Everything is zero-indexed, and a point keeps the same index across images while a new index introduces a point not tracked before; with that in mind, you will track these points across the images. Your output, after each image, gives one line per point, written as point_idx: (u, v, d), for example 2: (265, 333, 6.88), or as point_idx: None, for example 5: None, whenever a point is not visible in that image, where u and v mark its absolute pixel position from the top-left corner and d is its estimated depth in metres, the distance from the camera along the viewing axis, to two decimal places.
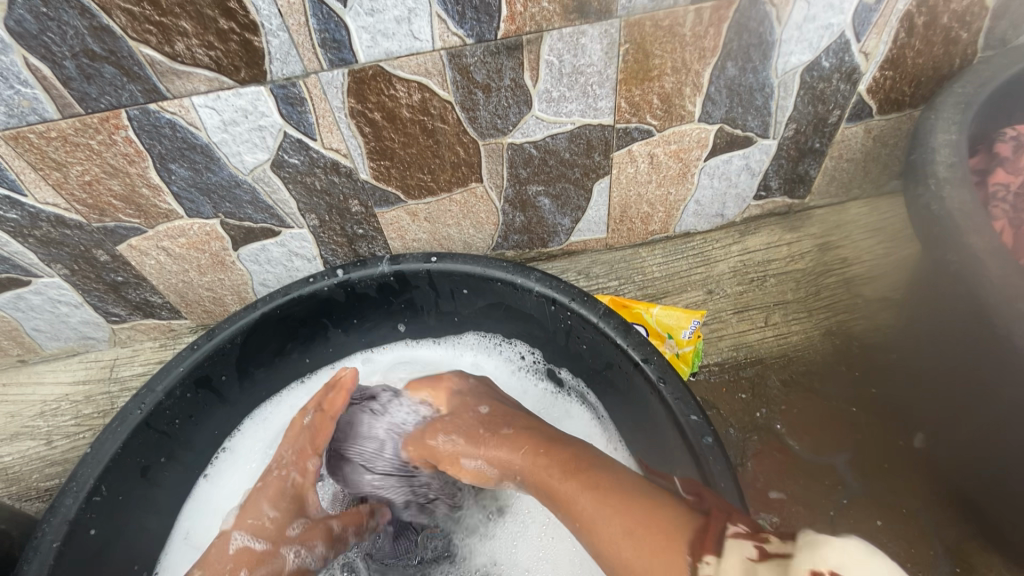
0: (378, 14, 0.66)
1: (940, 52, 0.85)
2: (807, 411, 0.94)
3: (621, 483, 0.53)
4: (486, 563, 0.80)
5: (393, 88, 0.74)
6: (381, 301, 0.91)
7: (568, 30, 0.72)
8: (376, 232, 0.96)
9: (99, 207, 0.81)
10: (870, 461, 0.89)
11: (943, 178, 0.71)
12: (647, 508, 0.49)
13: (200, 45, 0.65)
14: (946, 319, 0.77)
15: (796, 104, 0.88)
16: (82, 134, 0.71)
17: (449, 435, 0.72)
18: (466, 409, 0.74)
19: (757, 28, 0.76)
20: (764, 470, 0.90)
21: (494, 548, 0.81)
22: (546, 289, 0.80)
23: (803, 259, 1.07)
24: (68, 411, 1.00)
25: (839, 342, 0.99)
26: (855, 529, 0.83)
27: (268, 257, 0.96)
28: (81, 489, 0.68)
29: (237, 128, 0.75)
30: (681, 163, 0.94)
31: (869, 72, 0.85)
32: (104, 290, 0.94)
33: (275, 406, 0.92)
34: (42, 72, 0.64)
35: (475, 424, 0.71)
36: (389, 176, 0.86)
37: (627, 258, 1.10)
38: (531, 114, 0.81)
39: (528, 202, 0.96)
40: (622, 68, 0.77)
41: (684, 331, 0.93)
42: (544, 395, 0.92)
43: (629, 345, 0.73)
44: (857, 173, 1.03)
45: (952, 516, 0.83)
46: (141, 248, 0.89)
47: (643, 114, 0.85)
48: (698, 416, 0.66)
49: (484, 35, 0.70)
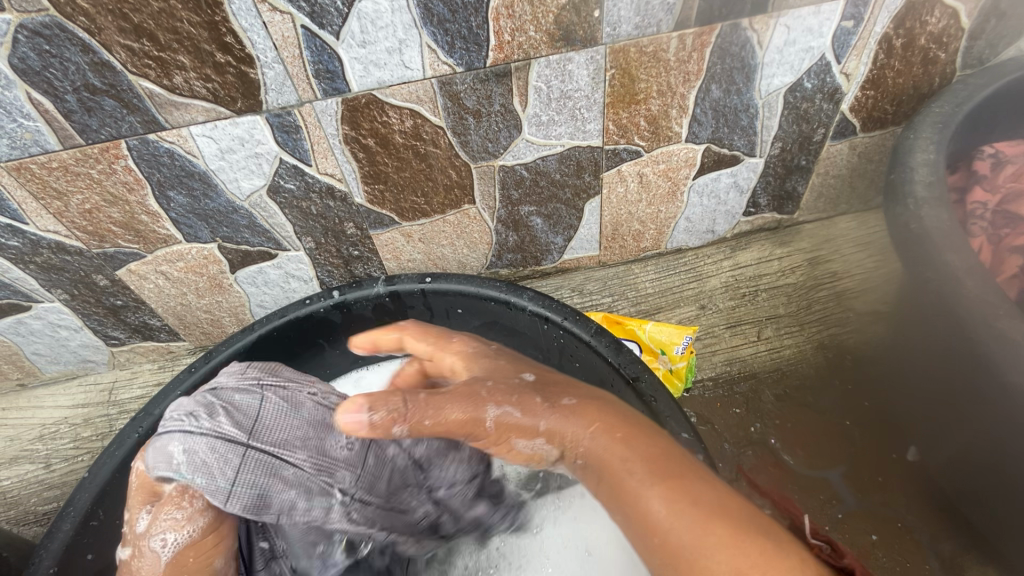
0: (370, 46, 0.68)
1: (919, 72, 0.87)
2: (801, 424, 0.95)
3: (728, 506, 0.44)
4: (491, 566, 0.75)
5: (386, 115, 0.76)
6: (377, 322, 0.92)
7: (555, 57, 0.74)
8: (371, 253, 0.98)
9: (99, 234, 0.83)
10: (863, 475, 0.89)
11: (921, 198, 0.73)
12: (767, 551, 0.41)
13: (197, 78, 0.67)
14: (930, 336, 0.78)
15: (781, 124, 0.90)
16: (82, 164, 0.73)
17: (501, 405, 0.54)
18: (505, 374, 0.59)
19: (740, 52, 0.78)
20: (759, 485, 0.90)
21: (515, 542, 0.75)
22: (538, 307, 0.81)
23: (794, 273, 1.08)
24: (66, 434, 1.00)
25: (832, 355, 1.00)
26: (850, 544, 0.83)
27: (265, 279, 0.97)
28: (77, 515, 0.69)
29: (234, 155, 0.76)
30: (670, 182, 0.96)
31: (851, 92, 0.88)
32: (103, 314, 0.96)
33: None
34: (44, 106, 0.66)
35: (523, 391, 0.56)
36: (383, 199, 0.88)
37: (619, 275, 1.11)
38: (521, 138, 0.83)
39: (521, 222, 0.98)
40: (609, 93, 0.79)
41: (677, 346, 0.93)
42: None
43: (620, 362, 0.75)
44: (844, 189, 1.05)
45: (945, 530, 0.83)
46: (140, 273, 0.91)
47: (631, 135, 0.86)
48: (689, 434, 0.66)
49: (473, 64, 0.72)
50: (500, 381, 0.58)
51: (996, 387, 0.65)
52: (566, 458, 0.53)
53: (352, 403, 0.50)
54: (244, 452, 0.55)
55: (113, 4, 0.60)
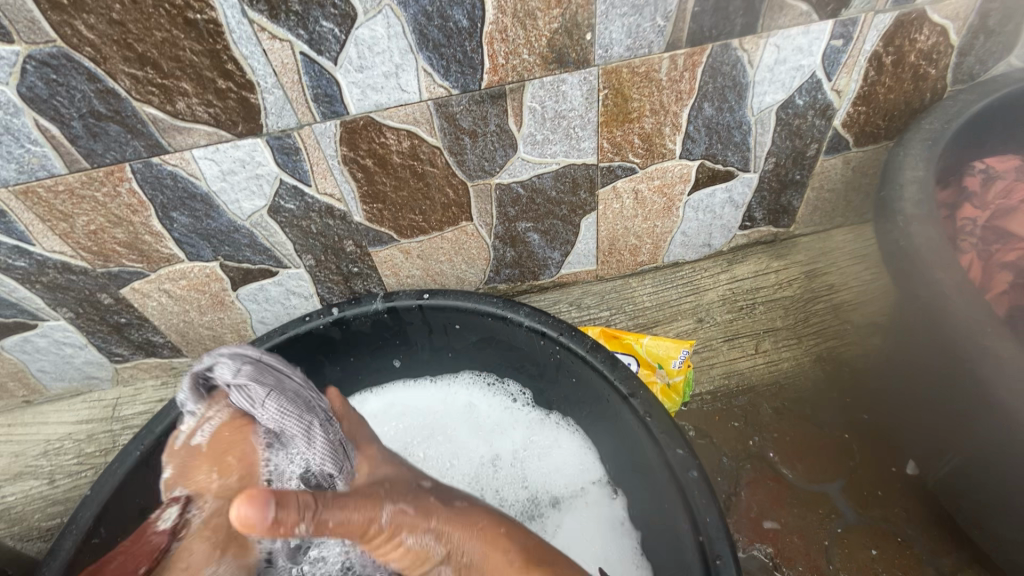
0: (367, 70, 0.70)
1: (910, 88, 0.88)
2: (799, 438, 0.95)
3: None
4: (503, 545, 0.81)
5: (384, 136, 0.78)
6: (375, 338, 0.93)
7: (549, 79, 0.75)
8: (370, 270, 0.99)
9: (103, 254, 0.84)
10: (862, 489, 0.89)
11: (911, 214, 0.73)
12: None
13: (199, 104, 0.69)
14: (922, 353, 0.78)
15: (774, 140, 0.91)
16: (88, 186, 0.75)
17: (396, 504, 0.51)
18: (404, 479, 0.56)
19: (731, 71, 0.79)
20: (758, 500, 0.90)
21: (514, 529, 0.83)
22: (534, 323, 0.82)
23: (791, 286, 1.09)
24: (70, 450, 1.02)
25: (830, 368, 1.00)
26: (850, 558, 0.83)
27: (266, 296, 0.98)
28: (79, 532, 0.69)
29: (235, 177, 0.78)
30: (666, 198, 0.97)
31: (842, 108, 0.89)
32: (108, 331, 0.97)
33: None
34: (51, 132, 0.68)
35: (419, 492, 0.54)
36: (382, 218, 0.90)
37: (617, 288, 1.12)
38: (517, 156, 0.84)
39: (518, 238, 0.99)
40: (602, 112, 0.81)
41: (674, 360, 0.94)
42: (535, 429, 0.91)
43: (615, 378, 0.75)
44: (839, 203, 1.06)
45: (945, 544, 0.82)
46: (143, 291, 0.92)
47: (625, 153, 0.88)
48: (684, 450, 0.67)
49: (468, 86, 0.74)
50: (396, 484, 0.55)
51: (986, 404, 0.66)
52: (451, 560, 0.52)
53: (257, 495, 0.41)
54: (258, 356, 0.66)
55: (118, 34, 0.62)
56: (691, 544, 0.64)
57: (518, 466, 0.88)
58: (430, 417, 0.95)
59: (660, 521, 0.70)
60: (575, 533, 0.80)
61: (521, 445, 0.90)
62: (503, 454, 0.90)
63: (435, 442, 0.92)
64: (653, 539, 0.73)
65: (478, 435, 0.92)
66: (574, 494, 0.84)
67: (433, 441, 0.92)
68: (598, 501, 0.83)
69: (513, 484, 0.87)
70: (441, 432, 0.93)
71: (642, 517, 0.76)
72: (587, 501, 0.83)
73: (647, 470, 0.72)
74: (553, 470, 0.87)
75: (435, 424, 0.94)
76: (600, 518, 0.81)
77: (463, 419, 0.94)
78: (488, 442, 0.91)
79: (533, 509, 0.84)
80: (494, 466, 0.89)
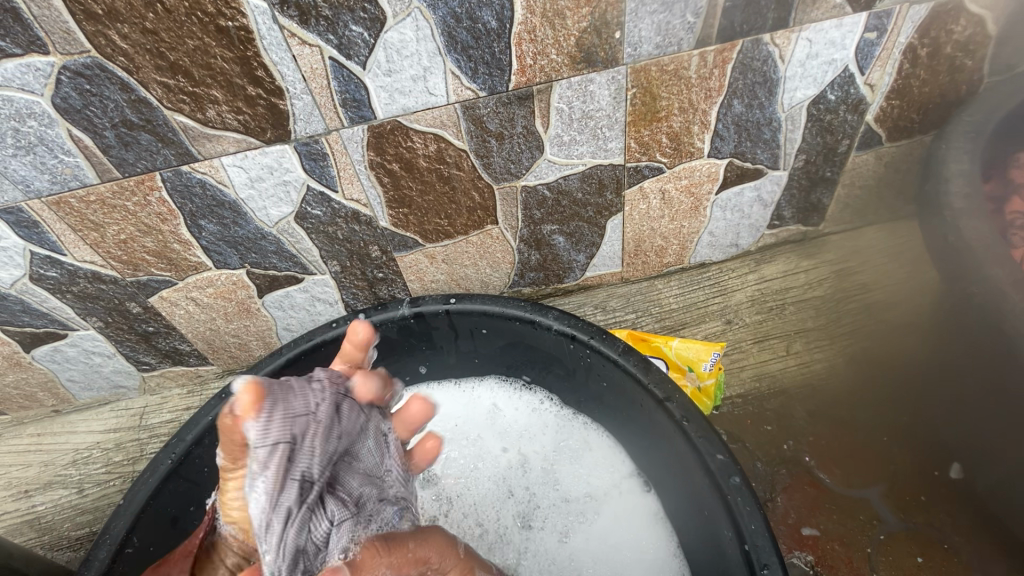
0: (395, 74, 0.69)
1: (946, 80, 0.86)
2: (836, 441, 0.92)
3: None
4: (546, 541, 0.82)
5: (411, 140, 0.77)
6: (400, 344, 0.92)
7: (577, 78, 0.74)
8: (395, 275, 0.99)
9: (133, 263, 0.85)
10: (905, 494, 0.86)
11: (958, 209, 0.71)
12: None
13: (229, 111, 0.69)
14: (972, 355, 0.75)
15: (804, 136, 0.89)
16: (118, 196, 0.75)
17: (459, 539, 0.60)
18: None
19: (761, 67, 0.78)
20: (795, 505, 0.87)
21: (556, 523, 0.83)
22: (564, 327, 0.81)
23: (821, 287, 1.06)
24: (99, 459, 1.02)
25: (865, 369, 0.97)
26: (896, 567, 0.80)
27: (292, 302, 0.98)
28: (113, 542, 0.70)
29: (263, 184, 0.78)
30: (693, 197, 0.96)
31: (876, 102, 0.87)
32: (135, 340, 0.97)
33: None
34: (84, 142, 0.69)
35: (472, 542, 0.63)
36: (407, 222, 0.89)
37: (643, 291, 1.10)
38: (543, 158, 0.83)
39: (543, 241, 0.98)
40: (630, 111, 0.79)
41: (705, 363, 0.92)
42: (559, 423, 0.90)
43: (650, 382, 0.73)
44: (871, 199, 1.03)
45: (996, 552, 0.79)
46: (171, 299, 0.92)
47: (653, 152, 0.86)
48: (725, 456, 0.65)
49: (496, 88, 0.73)
50: None
51: None
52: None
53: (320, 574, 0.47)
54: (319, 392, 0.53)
55: (151, 43, 0.62)
56: (735, 553, 0.62)
57: (547, 469, 0.87)
58: (453, 420, 0.94)
59: (701, 529, 0.69)
60: (612, 534, 0.80)
61: (548, 449, 0.89)
62: (533, 458, 0.89)
63: (459, 444, 0.92)
64: (691, 544, 0.72)
65: (505, 440, 0.91)
66: (608, 495, 0.83)
67: (456, 444, 0.91)
68: (632, 500, 0.81)
69: (545, 488, 0.86)
70: (465, 435, 0.92)
71: (681, 523, 0.75)
72: (621, 499, 0.82)
73: (684, 475, 0.70)
74: (583, 473, 0.85)
75: (458, 428, 0.93)
76: (635, 516, 0.80)
77: (485, 422, 0.93)
78: (516, 446, 0.90)
79: (568, 512, 0.83)
80: (523, 470, 0.88)
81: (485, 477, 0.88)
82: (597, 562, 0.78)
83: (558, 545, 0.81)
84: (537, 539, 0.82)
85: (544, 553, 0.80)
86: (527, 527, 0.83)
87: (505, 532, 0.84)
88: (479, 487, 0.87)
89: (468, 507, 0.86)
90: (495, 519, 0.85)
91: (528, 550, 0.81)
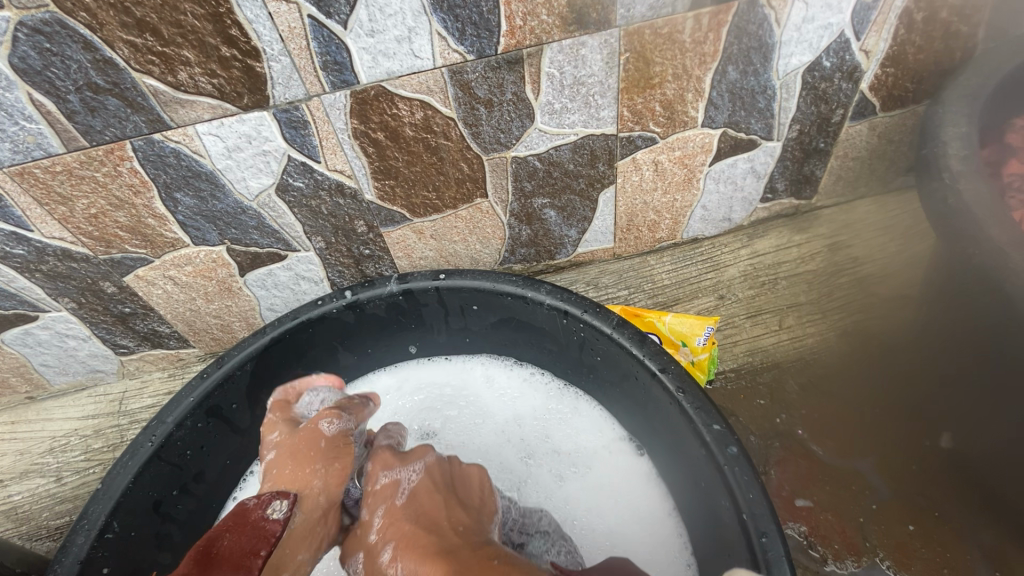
0: (379, 35, 0.66)
1: (941, 47, 0.84)
2: (828, 413, 0.92)
3: None
4: (541, 484, 0.82)
5: (396, 107, 0.74)
6: (389, 321, 0.90)
7: (568, 42, 0.71)
8: (382, 252, 0.96)
9: (105, 239, 0.81)
10: (894, 463, 0.86)
11: (957, 171, 0.70)
12: None
13: (202, 74, 0.65)
14: (969, 319, 0.75)
15: (799, 105, 0.87)
16: (86, 166, 0.71)
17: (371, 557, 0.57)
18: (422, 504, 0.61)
19: (756, 31, 0.76)
20: (788, 477, 0.87)
21: (553, 474, 0.83)
22: (557, 301, 0.79)
23: (814, 260, 1.06)
24: (77, 446, 0.98)
25: (857, 342, 0.97)
26: (886, 534, 0.81)
27: (275, 281, 0.95)
28: (92, 528, 0.67)
29: (240, 153, 0.74)
30: (686, 169, 0.94)
31: (870, 69, 0.85)
32: (112, 321, 0.94)
33: None
34: (46, 107, 0.65)
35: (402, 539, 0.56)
36: (394, 195, 0.86)
37: (635, 267, 1.09)
38: (534, 127, 0.81)
39: (534, 215, 0.96)
40: (623, 77, 0.77)
41: (699, 338, 0.91)
42: (551, 396, 0.90)
43: (645, 354, 0.72)
44: (863, 171, 1.02)
45: (987, 517, 0.80)
46: (147, 279, 0.89)
47: (646, 122, 0.84)
48: (721, 426, 0.64)
49: (484, 51, 0.70)
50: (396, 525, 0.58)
51: None
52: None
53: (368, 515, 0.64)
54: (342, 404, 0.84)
55: None
56: (733, 524, 0.61)
57: (540, 424, 0.87)
58: (446, 386, 0.94)
59: (696, 498, 0.68)
60: (601, 487, 0.80)
61: (538, 411, 0.89)
62: (525, 413, 0.89)
63: (456, 407, 0.91)
64: (688, 514, 0.72)
65: (500, 399, 0.91)
66: (597, 453, 0.83)
67: (453, 407, 0.91)
68: (623, 461, 0.82)
69: (538, 439, 0.86)
70: (462, 398, 0.92)
71: (676, 491, 0.74)
72: (611, 459, 0.82)
73: (680, 446, 0.69)
74: (575, 433, 0.85)
75: (451, 394, 0.93)
76: (624, 477, 0.80)
77: (480, 393, 0.92)
78: (509, 408, 0.90)
79: (560, 462, 0.83)
80: (517, 424, 0.88)
81: (478, 441, 0.87)
82: (590, 508, 0.79)
83: (555, 492, 0.81)
84: (536, 475, 0.83)
85: (541, 491, 0.81)
86: (523, 466, 0.84)
87: (507, 467, 0.85)
88: (473, 436, 0.88)
89: (467, 452, 0.87)
90: (495, 458, 0.86)
91: (528, 482, 0.83)
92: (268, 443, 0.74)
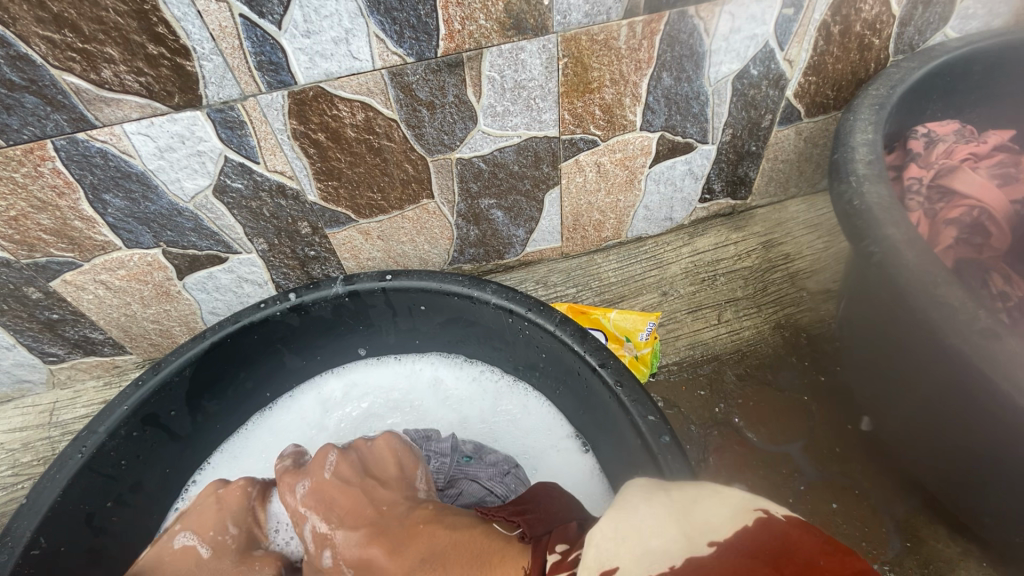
0: (315, 36, 0.66)
1: (856, 58, 0.90)
2: (763, 402, 0.97)
3: None
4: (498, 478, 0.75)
5: (336, 108, 0.74)
6: (336, 324, 0.89)
7: (507, 46, 0.73)
8: (328, 253, 0.95)
9: (28, 242, 0.77)
10: (822, 447, 0.92)
11: (862, 175, 0.76)
12: None
13: (128, 72, 0.63)
14: (876, 309, 0.81)
15: (730, 111, 0.92)
16: (4, 166, 0.68)
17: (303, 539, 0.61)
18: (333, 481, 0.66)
19: (688, 39, 0.79)
20: (725, 464, 0.91)
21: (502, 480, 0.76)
22: (502, 300, 0.80)
23: (750, 257, 1.11)
24: (4, 461, 0.93)
25: (789, 334, 1.03)
26: (813, 512, 0.86)
27: (216, 284, 0.93)
28: (16, 545, 0.64)
29: (174, 154, 0.73)
30: (628, 170, 0.97)
31: (795, 78, 0.90)
32: (38, 329, 0.89)
33: (227, 451, 0.89)
34: None
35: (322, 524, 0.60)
36: (338, 196, 0.86)
37: (583, 265, 1.12)
38: (476, 129, 0.82)
39: (481, 215, 0.97)
40: (562, 82, 0.79)
41: (641, 333, 0.94)
42: (502, 393, 0.92)
43: (585, 350, 0.74)
44: (793, 172, 1.09)
45: (899, 493, 0.86)
46: (76, 283, 0.85)
47: (586, 125, 0.87)
48: (656, 416, 0.66)
49: (424, 54, 0.71)
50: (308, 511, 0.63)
51: (935, 349, 0.69)
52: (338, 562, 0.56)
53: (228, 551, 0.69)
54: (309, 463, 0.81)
55: None
56: None
57: (489, 420, 0.90)
58: (396, 387, 0.95)
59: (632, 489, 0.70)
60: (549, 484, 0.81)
61: (488, 409, 0.91)
62: (474, 412, 0.91)
63: (406, 410, 0.92)
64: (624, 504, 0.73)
65: (450, 401, 0.93)
66: (545, 451, 0.85)
67: (397, 412, 0.93)
68: (571, 459, 0.83)
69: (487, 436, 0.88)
70: (412, 396, 0.94)
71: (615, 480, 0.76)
72: (558, 455, 0.84)
73: (619, 438, 0.71)
74: (523, 430, 0.88)
75: (402, 394, 0.94)
76: (570, 472, 0.82)
77: (431, 391, 0.94)
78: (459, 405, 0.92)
79: None
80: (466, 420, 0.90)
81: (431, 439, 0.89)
82: None
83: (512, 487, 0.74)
84: None
85: None
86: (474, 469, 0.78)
87: None
88: None
89: None
90: None
91: None
92: (217, 527, 0.68)
